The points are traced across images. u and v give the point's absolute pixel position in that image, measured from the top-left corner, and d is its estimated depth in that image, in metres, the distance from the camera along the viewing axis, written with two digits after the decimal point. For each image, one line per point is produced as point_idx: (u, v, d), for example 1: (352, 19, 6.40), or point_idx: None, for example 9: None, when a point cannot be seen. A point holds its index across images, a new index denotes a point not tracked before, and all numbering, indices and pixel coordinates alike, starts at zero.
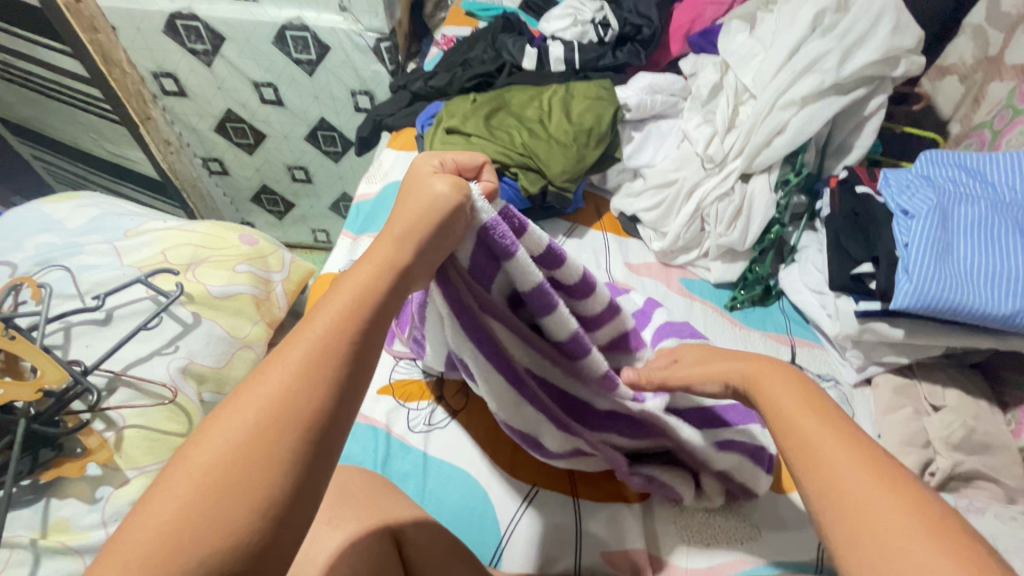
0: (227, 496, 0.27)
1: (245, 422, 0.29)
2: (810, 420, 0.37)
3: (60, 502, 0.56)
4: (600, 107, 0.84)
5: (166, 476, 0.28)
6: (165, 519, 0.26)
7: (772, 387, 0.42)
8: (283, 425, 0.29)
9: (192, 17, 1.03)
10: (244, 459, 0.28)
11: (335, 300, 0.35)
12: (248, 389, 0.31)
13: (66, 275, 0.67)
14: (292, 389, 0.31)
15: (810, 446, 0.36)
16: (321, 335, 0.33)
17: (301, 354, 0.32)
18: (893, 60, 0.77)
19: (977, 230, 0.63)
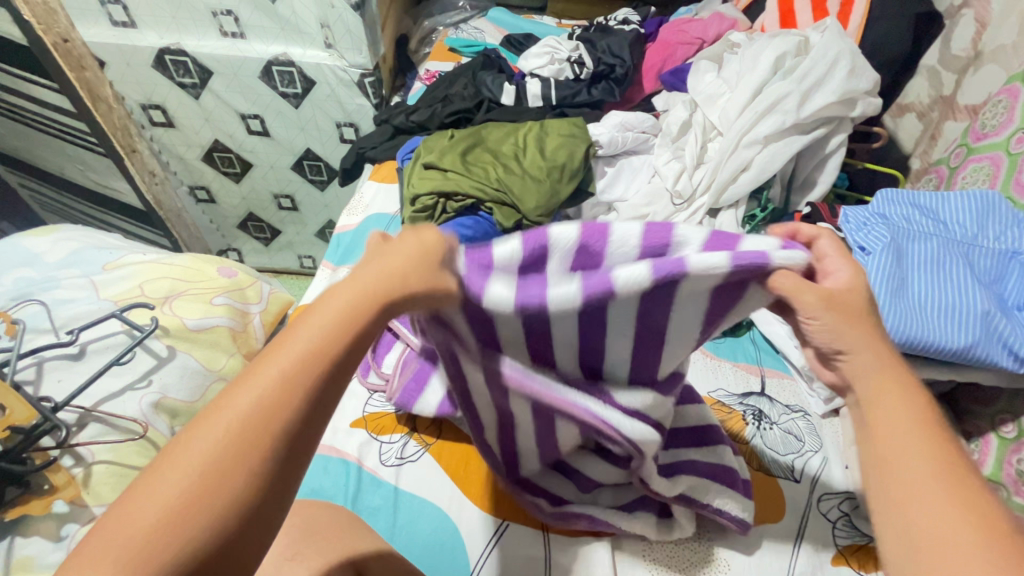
0: (200, 503, 0.27)
1: (200, 461, 0.28)
2: (914, 451, 0.35)
3: (24, 540, 0.56)
4: (573, 144, 0.86)
5: (155, 469, 0.28)
6: (145, 521, 0.26)
7: (883, 399, 0.37)
8: (238, 467, 0.28)
9: (181, 53, 1.05)
10: (193, 504, 0.27)
11: (334, 296, 0.33)
12: (205, 420, 0.29)
13: (41, 309, 0.67)
14: (253, 428, 0.29)
15: (905, 481, 0.34)
16: (290, 368, 0.30)
17: (291, 358, 0.31)
18: (851, 101, 0.81)
19: (930, 265, 0.66)
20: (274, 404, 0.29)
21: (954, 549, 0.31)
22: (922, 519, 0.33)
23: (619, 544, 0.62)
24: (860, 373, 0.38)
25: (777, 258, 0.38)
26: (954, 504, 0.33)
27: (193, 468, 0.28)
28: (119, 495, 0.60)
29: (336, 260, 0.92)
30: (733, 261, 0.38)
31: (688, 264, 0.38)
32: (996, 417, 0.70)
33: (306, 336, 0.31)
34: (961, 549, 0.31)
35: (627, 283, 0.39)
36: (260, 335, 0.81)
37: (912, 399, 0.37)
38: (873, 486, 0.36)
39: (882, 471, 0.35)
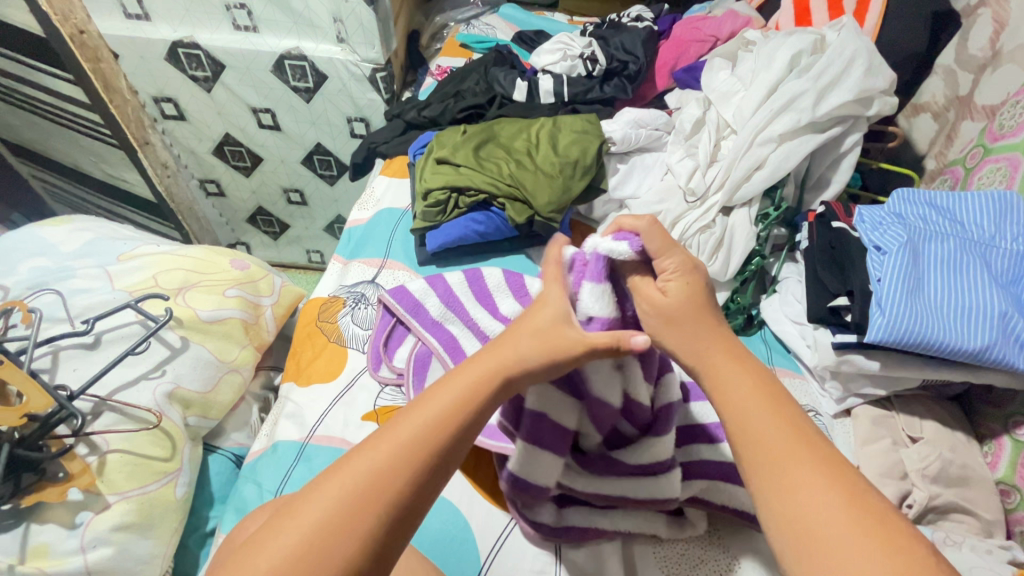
0: (327, 549, 0.34)
1: (332, 509, 0.36)
2: (766, 416, 0.40)
3: (40, 527, 0.56)
4: (585, 140, 0.86)
5: (297, 514, 0.36)
6: (283, 556, 0.34)
7: (729, 378, 0.43)
8: (345, 539, 0.35)
9: (194, 46, 1.06)
10: (321, 545, 0.34)
11: (450, 390, 0.42)
12: (340, 471, 0.38)
13: (57, 299, 0.68)
14: (378, 485, 0.37)
15: (772, 448, 0.39)
16: (410, 436, 0.39)
17: (409, 437, 0.39)
18: (867, 100, 0.80)
19: (946, 266, 0.66)
20: (398, 469, 0.37)
21: (816, 502, 0.36)
22: (788, 479, 0.37)
23: (629, 542, 0.61)
24: (710, 357, 0.45)
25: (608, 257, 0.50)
26: (806, 459, 0.38)
27: (323, 516, 0.35)
28: (133, 484, 0.60)
29: (347, 254, 0.92)
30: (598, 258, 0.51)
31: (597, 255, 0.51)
32: (1010, 420, 0.69)
33: (428, 410, 0.41)
34: (822, 502, 0.35)
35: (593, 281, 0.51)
36: (271, 327, 0.82)
37: (757, 377, 0.43)
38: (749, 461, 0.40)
39: (748, 440, 0.40)
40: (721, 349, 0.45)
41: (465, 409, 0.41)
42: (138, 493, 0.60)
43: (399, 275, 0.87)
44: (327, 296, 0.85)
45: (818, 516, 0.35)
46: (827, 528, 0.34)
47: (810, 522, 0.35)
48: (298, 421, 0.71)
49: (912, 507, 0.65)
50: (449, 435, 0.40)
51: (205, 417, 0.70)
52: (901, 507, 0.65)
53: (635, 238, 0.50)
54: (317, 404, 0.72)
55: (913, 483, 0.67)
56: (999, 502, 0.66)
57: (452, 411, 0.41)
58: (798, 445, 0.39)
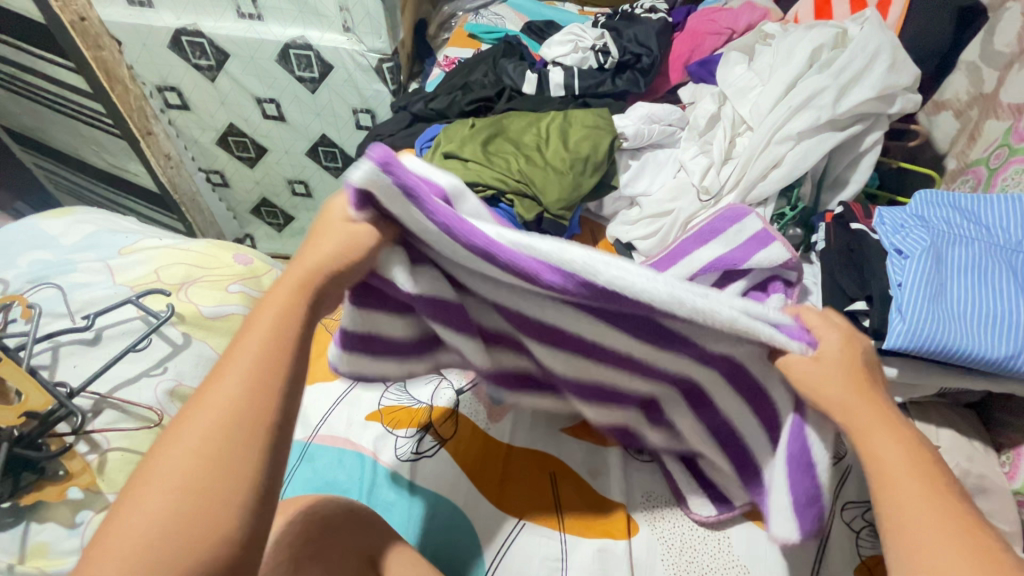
0: (198, 497, 0.28)
1: (177, 477, 0.29)
2: (916, 490, 0.34)
3: (40, 526, 0.56)
4: (597, 136, 0.84)
5: (132, 495, 0.29)
6: (138, 531, 0.27)
7: (881, 439, 0.37)
8: (216, 472, 0.29)
9: (197, 34, 1.03)
10: (184, 521, 0.28)
11: (275, 302, 0.37)
12: (169, 443, 0.30)
13: (57, 294, 0.67)
14: (227, 433, 0.30)
15: (916, 528, 0.33)
16: (246, 369, 0.33)
17: (248, 359, 0.33)
18: (890, 97, 0.77)
19: (971, 272, 0.64)
20: (248, 409, 0.31)
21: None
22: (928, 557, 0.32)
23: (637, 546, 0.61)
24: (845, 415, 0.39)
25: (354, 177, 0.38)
26: (965, 550, 0.32)
27: (178, 475, 0.29)
28: None
29: None
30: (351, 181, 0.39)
31: (367, 173, 0.38)
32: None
33: (254, 339, 0.34)
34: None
35: (359, 180, 0.38)
36: None
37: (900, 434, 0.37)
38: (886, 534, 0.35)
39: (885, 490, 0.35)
40: (866, 413, 0.38)
41: (294, 325, 0.36)
42: None
43: None
44: None
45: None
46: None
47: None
48: (302, 420, 0.71)
49: None
50: (288, 354, 0.34)
51: None
52: None
53: (379, 153, 0.38)
54: (319, 404, 0.72)
55: None
56: (1017, 515, 0.64)
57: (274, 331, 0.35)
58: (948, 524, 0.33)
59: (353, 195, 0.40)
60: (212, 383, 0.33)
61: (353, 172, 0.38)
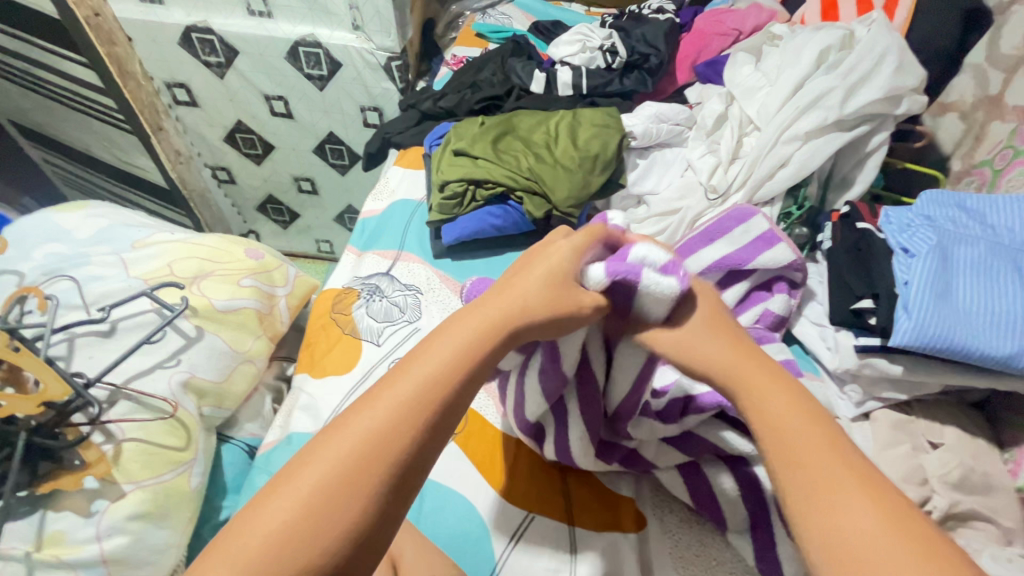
0: (331, 510, 0.33)
1: (332, 472, 0.34)
2: (800, 424, 0.39)
3: (56, 514, 0.56)
4: (606, 134, 0.84)
5: (288, 482, 0.34)
6: (281, 520, 0.32)
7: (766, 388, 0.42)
8: (346, 494, 0.34)
9: (208, 31, 1.04)
10: (325, 515, 0.33)
11: (441, 345, 0.41)
12: (339, 433, 0.36)
13: (73, 286, 0.67)
14: (365, 462, 0.35)
15: (806, 459, 0.38)
16: (399, 404, 0.37)
17: (404, 392, 0.37)
18: (896, 98, 0.78)
19: (976, 270, 0.64)
20: (393, 439, 0.36)
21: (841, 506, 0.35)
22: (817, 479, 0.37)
23: (646, 540, 0.62)
24: (734, 375, 0.44)
25: (646, 280, 0.46)
26: (845, 464, 0.37)
27: (320, 483, 0.34)
28: (148, 473, 0.60)
29: (361, 245, 0.92)
30: (607, 274, 0.47)
31: (644, 277, 0.46)
32: None
33: (415, 376, 0.38)
34: (861, 516, 0.34)
35: (650, 283, 0.46)
36: (285, 317, 0.81)
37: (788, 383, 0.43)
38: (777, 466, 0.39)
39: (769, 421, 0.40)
40: (752, 367, 0.44)
41: (452, 375, 0.39)
42: (153, 482, 0.60)
43: (414, 267, 0.86)
44: (341, 287, 0.85)
45: (828, 479, 0.36)
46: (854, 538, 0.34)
47: (847, 535, 0.34)
48: (313, 413, 0.71)
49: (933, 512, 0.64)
50: (431, 408, 0.37)
51: (219, 407, 0.70)
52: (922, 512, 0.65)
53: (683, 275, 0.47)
54: (329, 397, 0.72)
55: (934, 489, 0.66)
56: (1021, 512, 0.65)
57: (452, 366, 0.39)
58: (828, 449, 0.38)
59: (623, 270, 0.46)
60: (373, 400, 0.38)
61: (660, 279, 0.46)
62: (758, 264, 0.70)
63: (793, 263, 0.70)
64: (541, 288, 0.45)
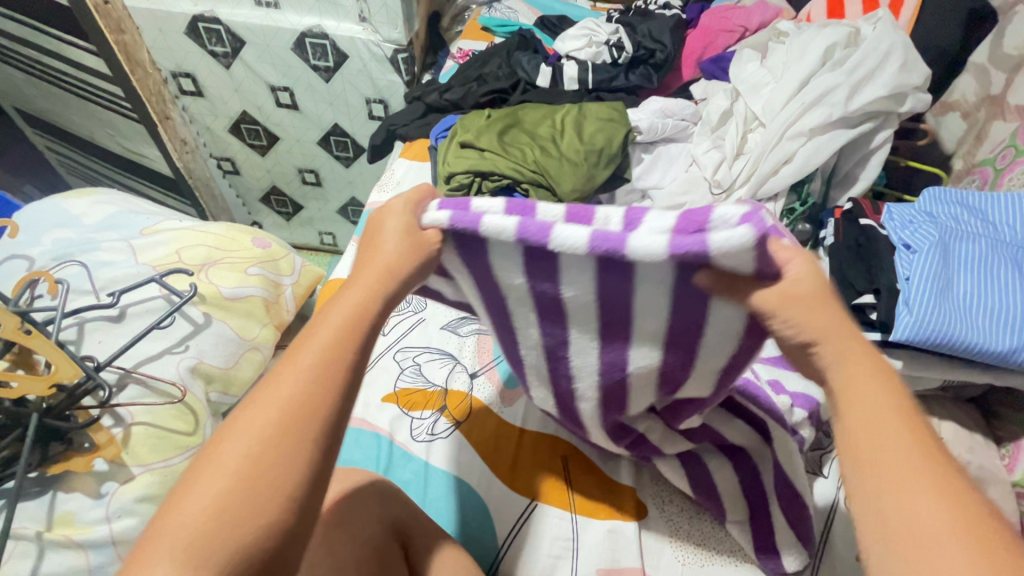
0: (255, 490, 0.31)
1: (233, 471, 0.31)
2: (894, 424, 0.33)
3: (66, 495, 0.57)
4: (611, 128, 0.85)
5: (202, 472, 0.32)
6: (203, 509, 0.31)
7: (857, 376, 0.35)
8: (271, 469, 0.32)
9: (214, 20, 1.04)
10: (237, 507, 0.31)
11: (343, 299, 0.38)
12: (248, 410, 0.33)
13: (82, 271, 0.68)
14: (282, 437, 0.32)
15: (885, 457, 0.32)
16: (308, 372, 0.34)
17: (313, 359, 0.35)
18: (900, 96, 0.79)
19: (977, 267, 0.65)
20: (308, 408, 0.33)
21: (936, 533, 0.29)
22: (909, 496, 0.31)
23: (646, 528, 0.63)
24: (832, 356, 0.35)
25: (714, 243, 0.33)
26: (925, 464, 0.31)
27: (236, 465, 0.32)
28: (156, 457, 0.61)
29: (366, 237, 0.92)
30: (665, 249, 0.35)
31: (711, 244, 0.34)
32: None
33: (319, 341, 0.36)
34: (946, 530, 0.29)
35: (725, 245, 0.33)
36: (291, 306, 0.82)
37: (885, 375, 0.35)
38: (864, 473, 0.33)
39: (847, 408, 0.34)
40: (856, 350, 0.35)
41: (357, 332, 0.37)
42: (162, 466, 0.61)
43: None
44: (347, 277, 0.86)
45: (903, 480, 0.31)
46: (944, 561, 0.28)
47: (927, 541, 0.29)
48: None
49: None
50: (343, 367, 0.35)
51: (226, 393, 0.71)
52: None
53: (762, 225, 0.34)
54: None
55: None
56: (1015, 505, 0.66)
57: (342, 334, 0.36)
58: (921, 461, 0.31)
59: (686, 242, 0.34)
60: (279, 372, 0.35)
61: (737, 239, 0.33)
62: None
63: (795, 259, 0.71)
64: (397, 237, 0.41)
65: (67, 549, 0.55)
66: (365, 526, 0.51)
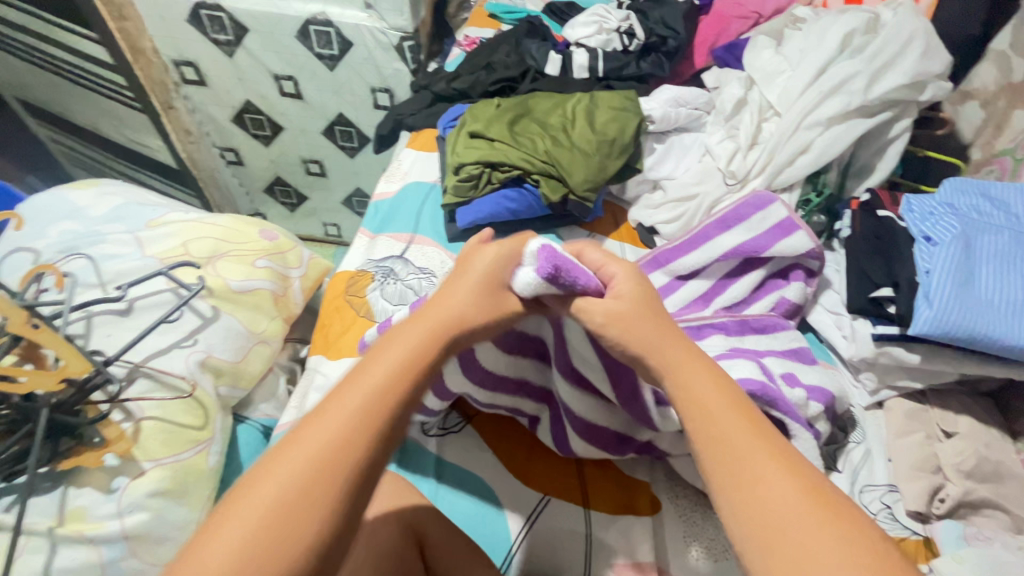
0: (285, 528, 0.30)
1: (267, 508, 0.31)
2: (731, 415, 0.37)
3: (77, 491, 0.56)
4: (624, 118, 0.83)
5: (236, 504, 0.31)
6: (232, 545, 0.30)
7: (690, 377, 0.40)
8: (303, 511, 0.31)
9: (217, 8, 1.03)
10: (266, 547, 0.30)
11: (397, 346, 0.38)
12: (290, 445, 0.33)
13: (89, 264, 0.67)
14: (317, 478, 0.32)
15: (731, 449, 0.35)
16: (354, 413, 0.34)
17: (360, 400, 0.35)
18: (921, 84, 0.77)
19: (999, 260, 0.64)
20: (347, 447, 0.33)
21: (783, 509, 0.32)
22: (762, 492, 0.33)
23: (660, 523, 0.62)
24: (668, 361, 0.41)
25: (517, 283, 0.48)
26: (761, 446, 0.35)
27: (272, 502, 0.31)
28: (167, 452, 0.61)
29: (374, 228, 0.90)
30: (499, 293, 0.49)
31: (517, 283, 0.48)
32: None
33: (366, 382, 0.36)
34: (790, 505, 0.32)
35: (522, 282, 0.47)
36: (299, 299, 0.81)
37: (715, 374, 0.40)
38: (721, 474, 0.35)
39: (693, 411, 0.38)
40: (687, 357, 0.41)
41: (407, 380, 0.37)
42: (173, 461, 0.61)
43: (428, 250, 0.86)
44: (354, 270, 0.84)
45: (753, 469, 0.34)
46: (794, 534, 0.31)
47: (775, 519, 0.32)
48: None
49: (946, 501, 0.64)
50: (389, 415, 0.35)
51: (235, 387, 0.70)
52: (934, 500, 0.65)
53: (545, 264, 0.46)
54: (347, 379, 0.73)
55: (948, 477, 0.66)
56: None
57: (387, 387, 0.36)
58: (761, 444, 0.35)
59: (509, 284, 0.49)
60: (325, 409, 0.35)
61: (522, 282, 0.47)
62: (777, 251, 0.69)
63: (812, 250, 0.69)
64: (467, 293, 0.44)
65: (79, 545, 0.54)
66: (382, 529, 0.51)
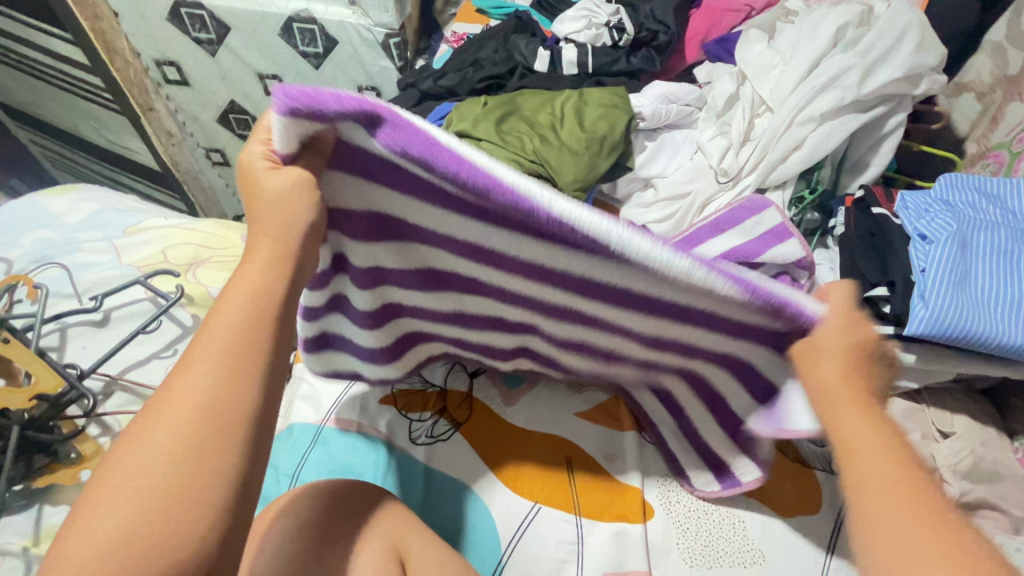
0: (182, 491, 0.29)
1: (148, 475, 0.29)
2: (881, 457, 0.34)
3: (53, 509, 0.55)
4: (613, 115, 0.82)
5: (109, 483, 0.30)
6: (122, 523, 0.28)
7: (848, 413, 0.36)
8: (193, 467, 0.30)
9: (197, 6, 1.00)
10: (161, 516, 0.29)
11: (243, 279, 0.36)
12: (157, 413, 0.31)
13: (63, 274, 0.66)
14: (199, 432, 0.31)
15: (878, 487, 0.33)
16: (217, 365, 0.32)
17: (218, 348, 0.33)
18: (915, 78, 0.76)
19: (994, 256, 0.63)
20: (220, 399, 0.32)
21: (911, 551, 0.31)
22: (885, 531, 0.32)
23: (652, 530, 0.61)
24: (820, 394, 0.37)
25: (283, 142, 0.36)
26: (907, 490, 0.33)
27: (154, 469, 0.30)
28: None
29: None
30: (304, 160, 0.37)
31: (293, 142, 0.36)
32: None
33: (219, 330, 0.34)
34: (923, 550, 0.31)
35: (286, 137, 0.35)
36: None
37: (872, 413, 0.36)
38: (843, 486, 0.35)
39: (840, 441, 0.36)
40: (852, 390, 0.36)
41: (263, 314, 0.35)
42: None
43: None
44: None
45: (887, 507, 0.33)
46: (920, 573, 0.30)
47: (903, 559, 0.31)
48: (314, 404, 0.70)
49: None
50: (256, 354, 0.34)
51: None
52: None
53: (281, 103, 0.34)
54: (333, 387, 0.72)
55: (943, 478, 0.65)
56: None
57: (246, 324, 0.34)
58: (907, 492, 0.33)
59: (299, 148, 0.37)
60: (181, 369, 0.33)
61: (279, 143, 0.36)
62: (765, 258, 0.67)
63: (804, 260, 0.66)
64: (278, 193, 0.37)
65: None
66: (368, 546, 0.49)
